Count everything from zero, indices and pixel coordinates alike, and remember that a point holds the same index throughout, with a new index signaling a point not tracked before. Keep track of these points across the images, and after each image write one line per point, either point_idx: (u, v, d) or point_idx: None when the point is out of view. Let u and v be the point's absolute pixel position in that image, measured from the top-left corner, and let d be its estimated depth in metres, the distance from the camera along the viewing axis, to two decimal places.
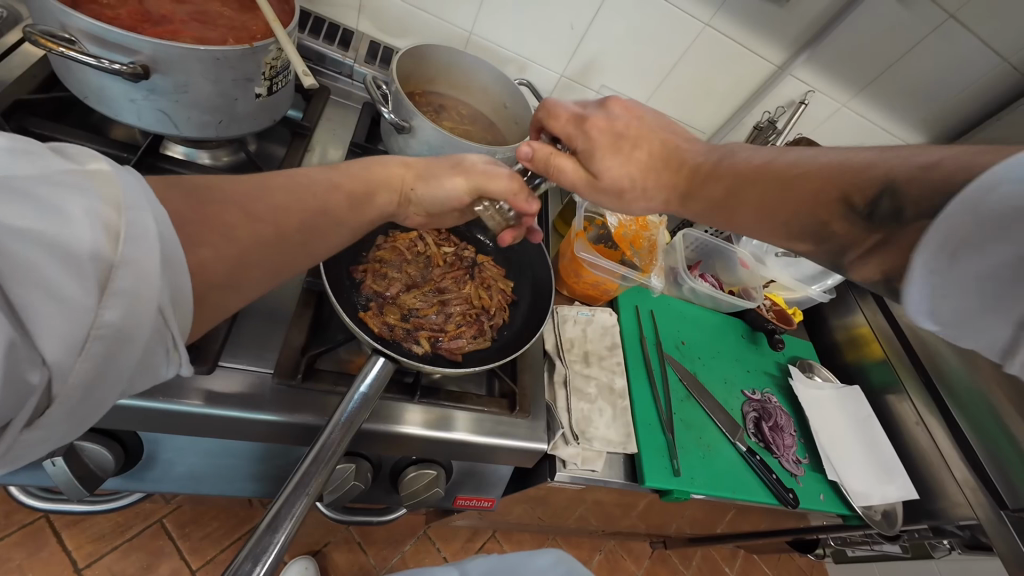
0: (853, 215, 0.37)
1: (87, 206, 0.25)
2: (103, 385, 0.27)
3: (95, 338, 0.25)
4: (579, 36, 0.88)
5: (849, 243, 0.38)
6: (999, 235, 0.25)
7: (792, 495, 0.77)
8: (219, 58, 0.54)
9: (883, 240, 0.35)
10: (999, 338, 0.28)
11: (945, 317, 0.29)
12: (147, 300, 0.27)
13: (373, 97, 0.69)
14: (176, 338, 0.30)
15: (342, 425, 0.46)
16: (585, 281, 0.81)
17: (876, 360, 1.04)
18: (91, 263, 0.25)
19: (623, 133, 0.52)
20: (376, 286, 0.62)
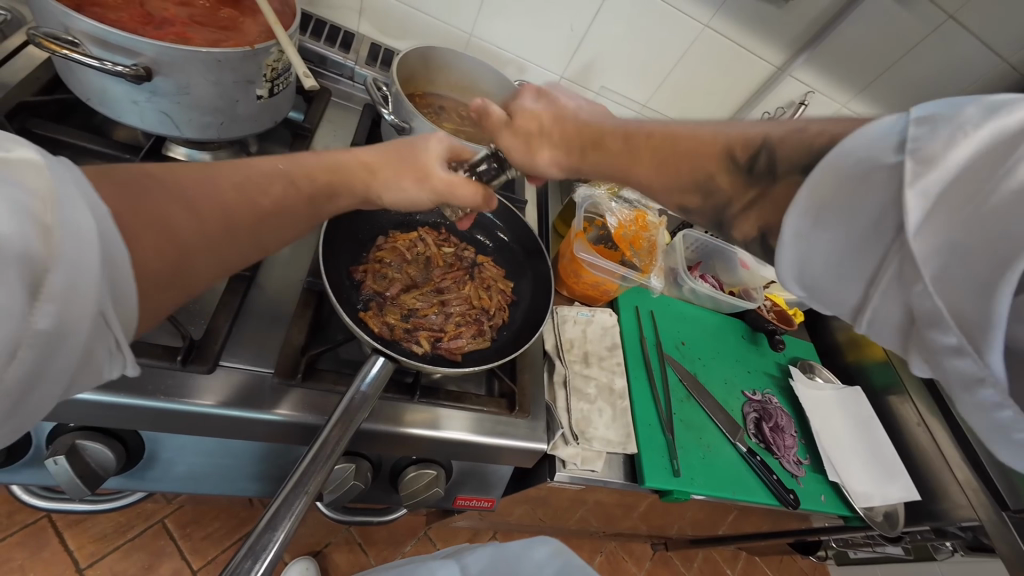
0: (735, 169, 0.36)
1: (11, 198, 0.22)
2: (30, 393, 0.24)
3: (24, 345, 0.22)
4: (578, 38, 0.89)
5: (729, 199, 0.37)
6: (852, 200, 0.28)
7: (793, 496, 0.77)
8: (219, 60, 0.54)
9: (758, 196, 0.35)
10: (850, 295, 0.31)
11: (807, 280, 0.32)
12: (86, 299, 0.24)
13: (373, 99, 0.69)
14: (120, 339, 0.28)
15: (342, 424, 0.46)
16: (584, 281, 0.81)
17: (876, 361, 1.04)
18: (20, 263, 0.22)
19: None
20: (376, 286, 0.62)
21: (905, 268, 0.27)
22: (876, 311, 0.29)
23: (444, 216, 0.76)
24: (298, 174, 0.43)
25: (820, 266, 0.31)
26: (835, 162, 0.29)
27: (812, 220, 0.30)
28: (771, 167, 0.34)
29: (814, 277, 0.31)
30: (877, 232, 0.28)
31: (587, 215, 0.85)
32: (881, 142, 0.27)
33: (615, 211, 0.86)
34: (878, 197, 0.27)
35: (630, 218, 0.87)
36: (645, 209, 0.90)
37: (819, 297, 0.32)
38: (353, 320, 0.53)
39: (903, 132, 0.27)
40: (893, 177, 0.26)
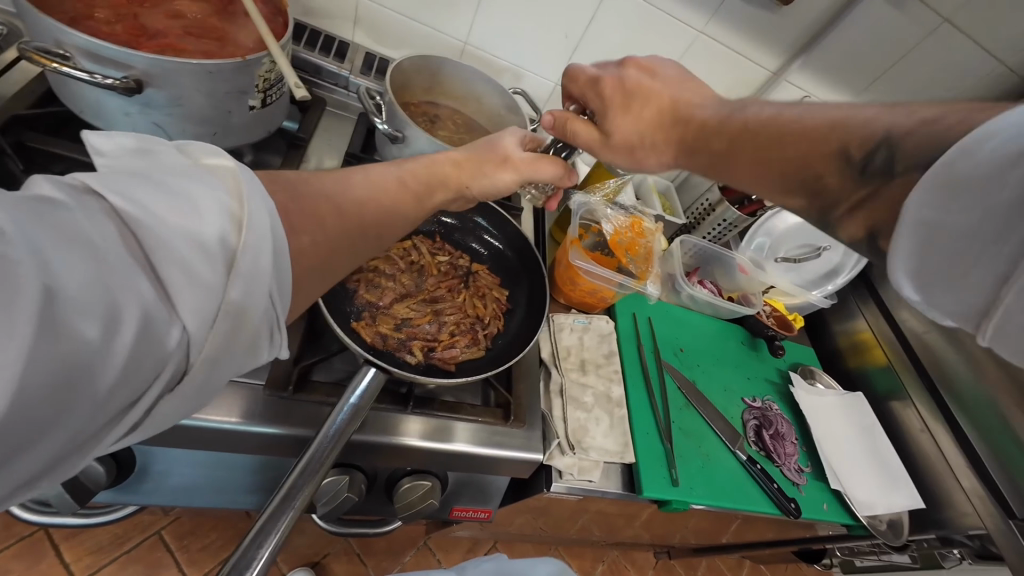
0: (849, 169, 0.35)
1: (216, 195, 0.27)
2: (223, 362, 0.27)
3: (222, 316, 0.26)
4: (573, 44, 0.89)
5: (836, 200, 0.37)
6: (972, 194, 0.26)
7: (794, 505, 0.76)
8: (212, 71, 0.55)
9: (868, 196, 0.34)
10: (971, 301, 0.27)
11: (923, 278, 0.29)
12: (262, 284, 0.27)
13: (367, 108, 0.69)
14: (279, 320, 0.30)
15: (333, 441, 0.46)
16: (581, 288, 0.80)
17: (878, 366, 1.03)
18: (219, 245, 0.26)
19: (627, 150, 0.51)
20: (370, 297, 0.62)
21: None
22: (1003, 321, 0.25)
23: (439, 224, 0.75)
24: (391, 173, 0.45)
25: (939, 263, 0.28)
26: (951, 168, 0.27)
27: (935, 209, 0.28)
28: (889, 165, 0.33)
29: (931, 276, 0.29)
30: (1001, 226, 0.25)
31: (582, 222, 0.85)
32: (1018, 131, 0.25)
33: (611, 218, 0.85)
34: (1010, 184, 0.24)
35: (625, 224, 0.86)
36: (641, 214, 0.89)
37: (938, 297, 0.29)
38: (341, 331, 0.52)
39: None
40: None
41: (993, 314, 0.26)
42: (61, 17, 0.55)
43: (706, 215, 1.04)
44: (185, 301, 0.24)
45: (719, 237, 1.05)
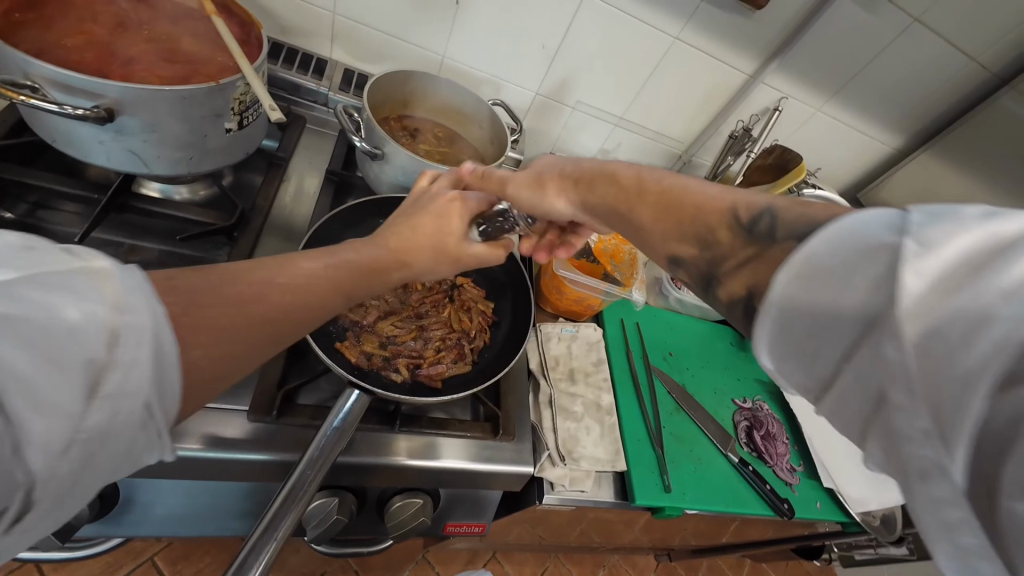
0: (738, 228, 0.32)
1: (83, 302, 0.23)
2: (84, 482, 0.25)
3: (77, 443, 0.23)
4: (551, 54, 0.89)
5: (726, 254, 0.33)
6: (830, 277, 0.23)
7: (788, 506, 0.76)
8: (187, 97, 0.55)
9: (752, 256, 0.31)
10: (820, 373, 0.24)
11: (782, 347, 0.25)
12: (136, 397, 0.25)
13: (344, 126, 0.69)
14: (163, 430, 0.28)
15: (314, 466, 0.45)
16: (567, 297, 0.80)
17: None
18: (79, 367, 0.23)
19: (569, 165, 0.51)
20: (353, 316, 0.61)
21: (883, 354, 0.21)
22: (846, 395, 0.23)
23: None
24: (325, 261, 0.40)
25: (794, 339, 0.25)
26: (817, 253, 0.25)
27: (796, 286, 0.25)
28: (772, 231, 0.30)
29: (784, 348, 0.25)
30: (830, 324, 0.23)
31: None
32: (865, 234, 0.23)
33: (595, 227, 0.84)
34: (867, 274, 0.22)
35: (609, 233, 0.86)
36: None
37: (792, 370, 0.25)
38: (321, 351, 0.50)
39: (904, 219, 0.22)
40: (886, 254, 0.22)
41: (831, 394, 0.24)
42: (26, 46, 0.54)
43: None
44: (35, 435, 0.22)
45: None
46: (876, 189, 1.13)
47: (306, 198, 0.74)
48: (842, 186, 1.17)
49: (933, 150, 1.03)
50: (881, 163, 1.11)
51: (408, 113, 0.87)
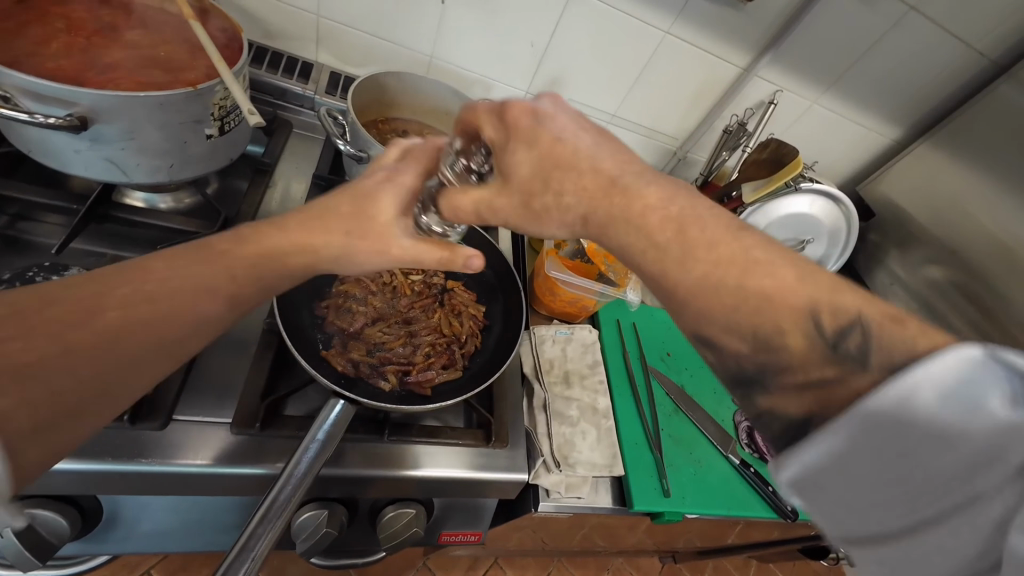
0: (818, 340, 0.27)
1: None
2: None
3: None
4: (540, 52, 0.88)
5: (791, 367, 0.28)
6: (925, 447, 0.23)
7: (791, 508, 0.74)
8: (164, 104, 0.53)
9: (824, 380, 0.27)
10: (883, 523, 0.25)
11: (827, 487, 0.25)
12: None
13: (328, 130, 0.67)
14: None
15: (293, 481, 0.43)
16: (560, 298, 0.78)
17: None
18: None
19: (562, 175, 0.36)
20: (340, 323, 0.60)
21: (982, 528, 0.23)
22: (906, 552, 0.25)
23: None
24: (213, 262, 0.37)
25: (852, 484, 0.25)
26: (920, 408, 0.23)
27: (887, 443, 0.24)
28: (865, 356, 0.26)
29: (830, 490, 0.25)
30: (934, 472, 0.24)
31: None
32: (976, 381, 0.22)
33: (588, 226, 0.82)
34: (978, 449, 0.22)
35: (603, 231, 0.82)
36: None
37: (820, 504, 0.26)
38: (304, 359, 0.49)
39: (1010, 383, 0.22)
40: (1010, 436, 0.22)
41: (884, 545, 0.25)
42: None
43: None
44: None
45: None
46: (876, 182, 1.10)
47: (293, 204, 0.73)
48: (840, 179, 1.15)
49: (933, 140, 1.02)
50: (880, 155, 1.09)
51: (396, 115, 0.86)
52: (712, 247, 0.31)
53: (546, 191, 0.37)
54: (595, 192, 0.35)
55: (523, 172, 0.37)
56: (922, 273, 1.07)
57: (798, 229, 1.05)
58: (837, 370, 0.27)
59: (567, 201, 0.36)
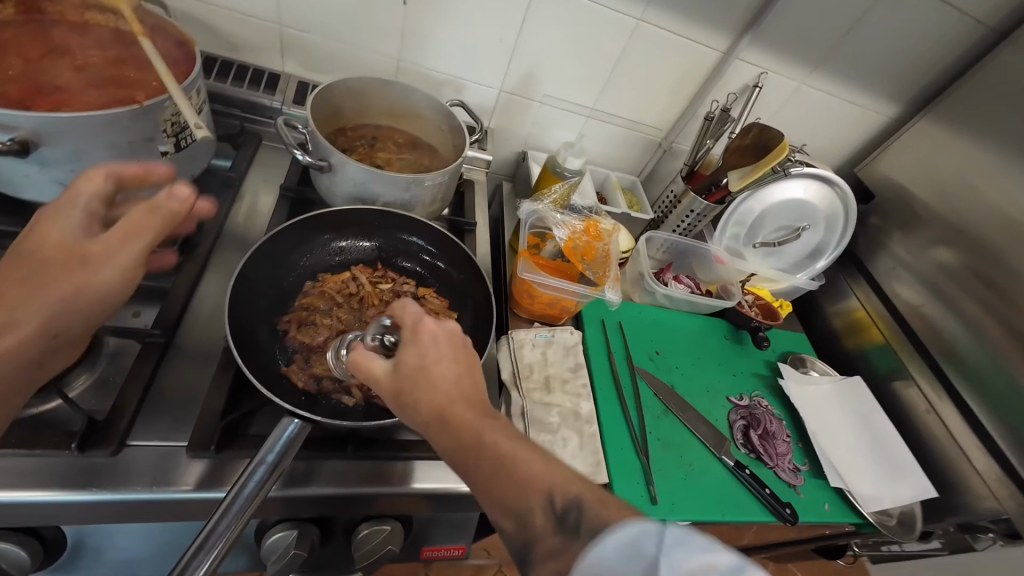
0: (551, 518, 0.33)
1: None
2: None
3: None
4: (510, 49, 0.85)
5: (533, 538, 0.33)
6: None
7: (790, 511, 0.70)
8: (106, 122, 0.52)
9: (559, 548, 0.32)
10: None
11: None
12: None
13: (283, 140, 0.64)
14: None
15: (230, 513, 0.41)
16: (539, 300, 0.75)
17: (875, 345, 1.00)
18: None
19: (415, 390, 0.40)
20: (302, 337, 0.58)
21: None
22: None
23: (382, 251, 0.70)
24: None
25: None
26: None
27: None
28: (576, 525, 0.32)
29: None
30: None
31: (533, 231, 0.77)
32: (637, 549, 0.29)
33: (563, 222, 0.75)
34: None
35: (579, 228, 0.76)
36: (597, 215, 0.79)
37: None
38: (253, 379, 0.47)
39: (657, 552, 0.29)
40: None
41: None
42: None
43: (673, 208, 0.97)
44: None
45: (689, 228, 0.99)
46: (874, 162, 1.06)
47: (261, 218, 0.72)
48: (837, 162, 1.11)
49: (932, 116, 0.97)
50: (876, 135, 1.05)
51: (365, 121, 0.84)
52: (504, 456, 0.36)
53: (407, 389, 0.41)
54: (444, 402, 0.39)
55: (406, 364, 0.41)
56: (929, 255, 0.97)
57: (795, 215, 1.00)
58: (561, 540, 0.32)
59: (426, 400, 0.40)
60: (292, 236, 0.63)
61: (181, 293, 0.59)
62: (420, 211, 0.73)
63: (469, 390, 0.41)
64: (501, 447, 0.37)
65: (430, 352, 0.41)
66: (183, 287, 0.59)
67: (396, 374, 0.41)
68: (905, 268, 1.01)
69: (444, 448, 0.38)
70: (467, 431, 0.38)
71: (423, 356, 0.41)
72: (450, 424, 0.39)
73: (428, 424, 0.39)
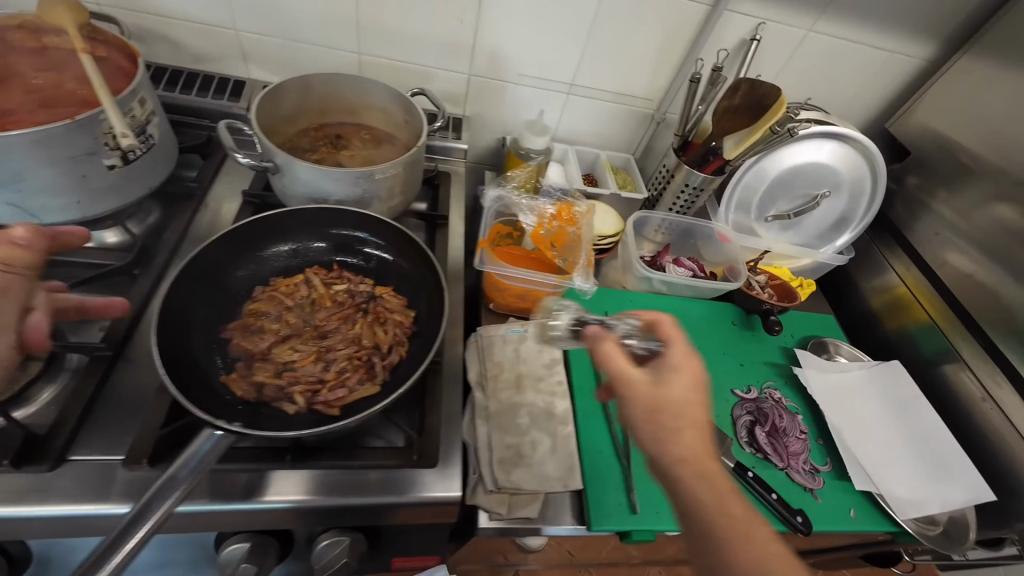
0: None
1: None
2: None
3: None
4: (473, 29, 0.80)
5: None
6: None
7: (803, 519, 0.61)
8: (40, 139, 0.52)
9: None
10: None
11: None
12: None
13: (224, 145, 0.62)
14: None
15: (133, 529, 0.39)
16: (508, 294, 0.70)
17: (918, 323, 0.87)
18: None
19: (647, 425, 0.44)
20: (246, 344, 0.56)
21: None
22: None
23: (338, 250, 0.67)
24: None
25: None
26: None
27: None
28: None
29: None
30: None
31: (500, 219, 0.72)
32: None
33: (530, 209, 0.70)
34: None
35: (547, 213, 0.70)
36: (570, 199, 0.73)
37: None
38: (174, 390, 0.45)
39: None
40: None
41: None
42: None
43: (668, 183, 0.88)
44: None
45: (687, 205, 0.90)
46: (907, 114, 0.91)
47: (223, 225, 0.71)
48: (864, 118, 0.97)
49: (974, 51, 0.82)
50: (909, 82, 0.90)
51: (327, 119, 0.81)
52: (746, 509, 0.40)
53: (670, 413, 0.44)
54: (697, 442, 0.43)
55: (669, 398, 0.44)
56: (983, 215, 0.82)
57: (811, 180, 0.88)
58: None
59: (683, 438, 0.43)
60: (238, 239, 0.61)
61: (134, 306, 0.59)
62: (377, 207, 0.69)
63: (704, 433, 0.44)
64: (734, 502, 0.41)
65: (686, 388, 0.45)
66: (135, 299, 0.59)
67: (641, 402, 0.44)
68: (951, 231, 0.86)
69: (681, 489, 0.42)
70: (722, 477, 0.42)
71: (687, 391, 0.45)
72: (703, 469, 0.42)
73: (680, 462, 0.42)
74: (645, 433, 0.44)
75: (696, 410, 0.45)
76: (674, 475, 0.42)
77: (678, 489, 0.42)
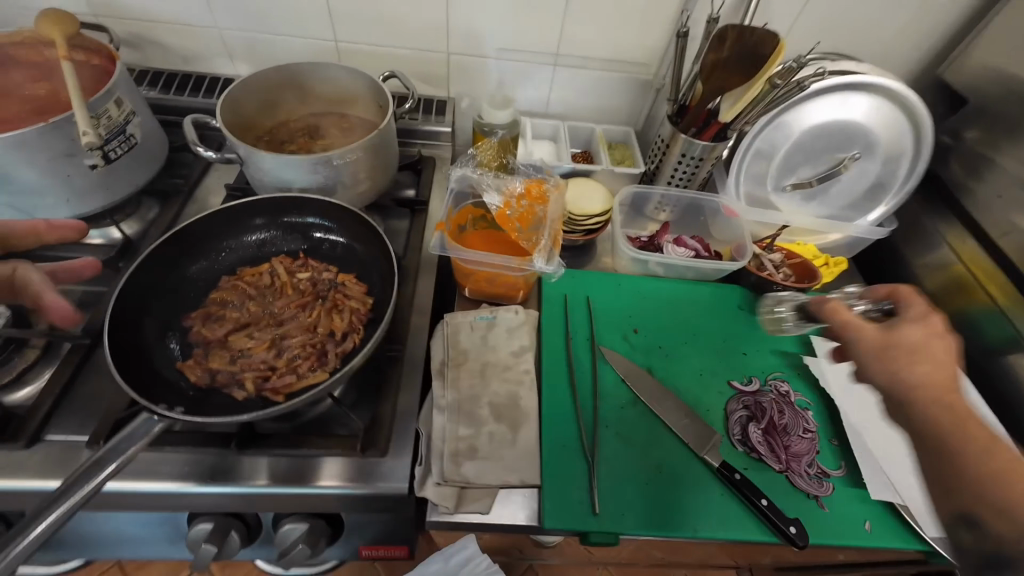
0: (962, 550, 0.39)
1: None
2: None
3: None
4: (445, 4, 0.76)
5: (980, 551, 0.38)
6: None
7: (797, 530, 0.53)
8: (18, 142, 0.56)
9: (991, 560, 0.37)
10: None
11: None
12: None
13: (187, 139, 0.64)
14: None
15: (62, 502, 0.41)
16: (474, 278, 0.67)
17: (979, 305, 0.73)
18: None
19: (914, 356, 0.48)
20: (206, 331, 0.57)
21: None
22: None
23: (305, 238, 0.67)
24: None
25: None
26: None
27: None
28: None
29: None
30: None
31: (468, 203, 0.69)
32: None
33: (494, 187, 0.66)
34: None
35: (515, 192, 0.66)
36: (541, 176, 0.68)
37: None
38: (115, 376, 0.46)
39: None
40: None
41: None
42: None
43: (664, 155, 0.80)
44: None
45: (687, 178, 0.81)
46: (964, 55, 0.76)
47: None
48: (911, 64, 0.82)
49: None
50: (968, 15, 0.75)
51: (302, 111, 0.79)
52: (972, 462, 0.41)
53: (901, 354, 0.49)
54: (938, 379, 0.46)
55: (905, 344, 0.49)
56: None
57: (832, 145, 0.75)
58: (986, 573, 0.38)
59: (921, 373, 0.47)
60: (203, 230, 0.63)
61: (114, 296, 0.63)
62: (343, 194, 0.68)
63: (951, 380, 0.46)
64: (994, 453, 0.40)
65: (937, 343, 0.48)
66: None
67: (876, 339, 0.51)
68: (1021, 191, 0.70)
69: (916, 417, 0.46)
70: (962, 406, 0.44)
71: (926, 344, 0.49)
72: (941, 397, 0.45)
73: (914, 390, 0.46)
74: (878, 367, 0.49)
75: (946, 346, 0.48)
76: (912, 398, 0.46)
77: (914, 416, 0.46)
